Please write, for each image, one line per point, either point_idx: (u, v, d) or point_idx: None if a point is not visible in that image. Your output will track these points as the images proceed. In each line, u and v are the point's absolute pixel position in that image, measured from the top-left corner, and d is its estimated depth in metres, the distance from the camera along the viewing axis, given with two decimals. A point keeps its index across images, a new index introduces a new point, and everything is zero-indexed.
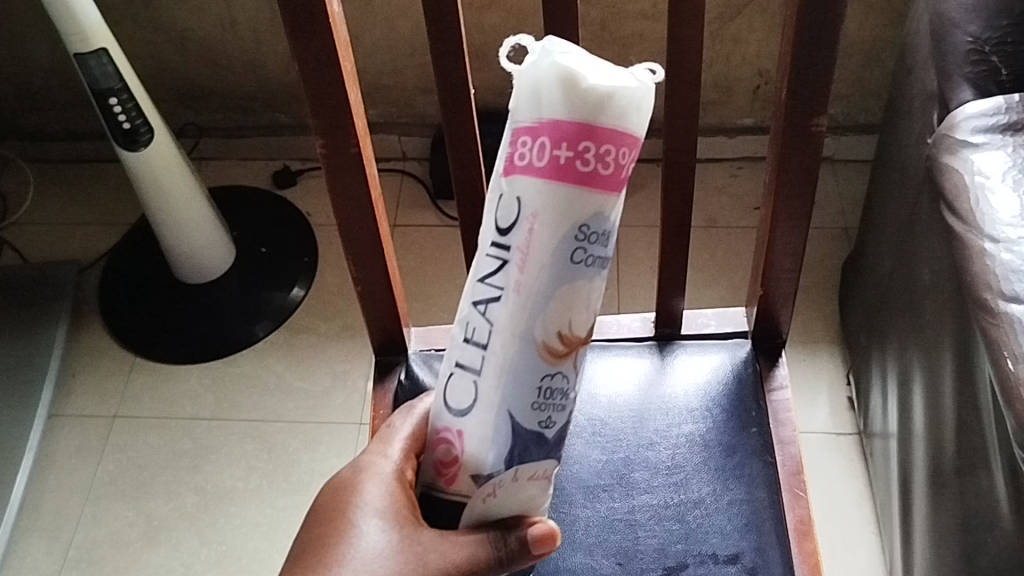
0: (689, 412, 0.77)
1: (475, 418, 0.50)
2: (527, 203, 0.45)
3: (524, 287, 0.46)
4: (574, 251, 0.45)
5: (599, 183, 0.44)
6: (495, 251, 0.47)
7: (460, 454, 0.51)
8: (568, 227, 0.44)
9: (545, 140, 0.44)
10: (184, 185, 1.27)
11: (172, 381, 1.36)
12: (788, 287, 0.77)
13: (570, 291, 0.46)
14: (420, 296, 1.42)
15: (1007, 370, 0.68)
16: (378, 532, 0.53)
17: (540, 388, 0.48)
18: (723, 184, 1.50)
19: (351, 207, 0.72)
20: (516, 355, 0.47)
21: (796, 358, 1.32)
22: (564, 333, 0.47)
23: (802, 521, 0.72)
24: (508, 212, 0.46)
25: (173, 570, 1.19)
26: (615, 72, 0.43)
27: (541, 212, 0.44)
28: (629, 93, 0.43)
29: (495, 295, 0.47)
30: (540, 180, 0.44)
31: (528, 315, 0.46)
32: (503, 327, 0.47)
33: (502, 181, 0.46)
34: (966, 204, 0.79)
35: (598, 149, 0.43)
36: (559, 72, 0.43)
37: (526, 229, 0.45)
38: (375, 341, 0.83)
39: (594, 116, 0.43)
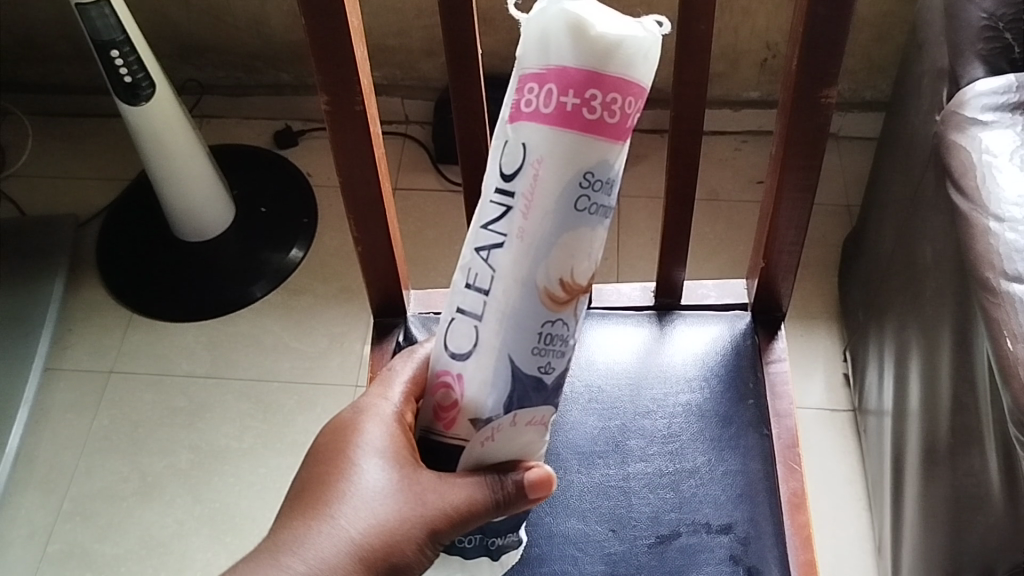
0: (686, 381, 0.77)
1: (475, 361, 0.49)
2: (532, 149, 0.44)
3: (527, 234, 0.45)
4: (578, 198, 0.45)
5: (604, 131, 0.44)
6: (499, 197, 0.46)
7: (459, 398, 0.51)
8: (573, 174, 0.44)
9: (552, 86, 0.43)
10: (184, 138, 1.25)
11: (168, 337, 1.35)
12: (791, 260, 0.77)
13: (574, 238, 0.46)
14: (419, 261, 1.41)
15: (1006, 349, 0.68)
16: (379, 470, 0.53)
17: (541, 334, 0.48)
18: (727, 158, 1.49)
19: (355, 165, 0.71)
20: (518, 300, 0.47)
21: (793, 333, 1.32)
22: (566, 279, 0.46)
23: (795, 494, 0.72)
24: (512, 159, 0.45)
25: (167, 525, 1.20)
26: (624, 21, 0.43)
27: (546, 158, 0.44)
28: (636, 43, 0.43)
29: (498, 241, 0.47)
30: (545, 127, 0.44)
31: (531, 259, 0.46)
32: (506, 271, 0.46)
33: (507, 128, 0.46)
34: (973, 180, 0.78)
35: (605, 96, 0.43)
36: (569, 20, 0.43)
37: (531, 174, 0.45)
38: (374, 302, 0.83)
39: (601, 63, 0.43)
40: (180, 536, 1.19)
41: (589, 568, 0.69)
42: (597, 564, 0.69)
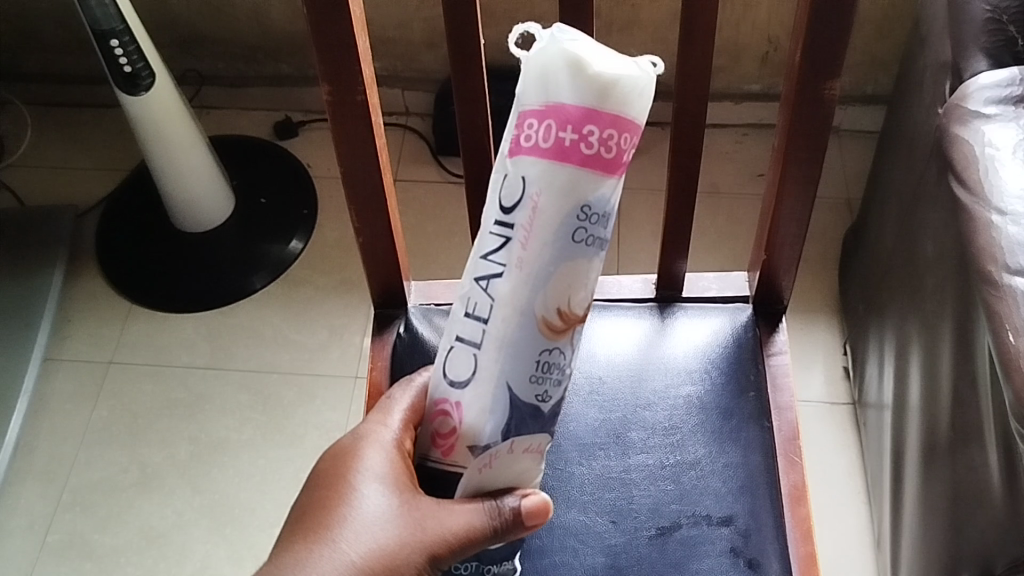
0: (687, 373, 0.77)
1: (473, 390, 0.49)
2: (531, 182, 0.44)
3: (526, 264, 0.45)
4: (575, 230, 0.45)
5: (601, 166, 0.44)
6: (499, 229, 0.46)
7: (457, 425, 0.50)
8: (571, 206, 0.44)
9: (551, 122, 0.44)
10: (184, 129, 1.25)
11: (168, 329, 1.35)
12: (792, 253, 0.77)
13: (573, 269, 0.46)
14: (419, 253, 1.41)
15: (1007, 343, 0.68)
16: (379, 496, 0.53)
17: (539, 362, 0.48)
18: (728, 151, 1.49)
19: (356, 155, 0.71)
20: (516, 329, 0.46)
21: (793, 327, 1.32)
22: (565, 309, 0.46)
23: (796, 487, 0.73)
24: (511, 192, 0.45)
25: (166, 516, 1.20)
26: (620, 60, 0.43)
27: (545, 191, 0.44)
28: (632, 81, 0.43)
29: (497, 272, 0.47)
30: (544, 161, 0.44)
31: (530, 289, 0.46)
32: (505, 301, 0.46)
33: (506, 162, 0.46)
34: (975, 175, 0.78)
35: (601, 132, 0.43)
36: (567, 58, 0.43)
37: (530, 207, 0.45)
38: (374, 294, 0.83)
39: (599, 100, 0.43)
40: (179, 527, 1.19)
41: (589, 560, 0.69)
42: (597, 556, 0.69)
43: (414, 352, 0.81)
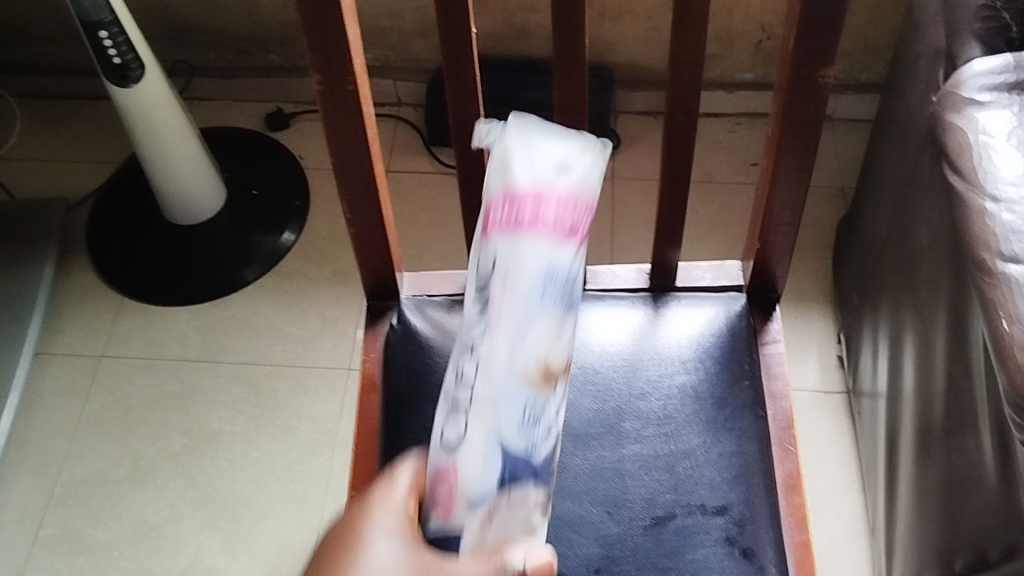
0: (681, 363, 0.77)
1: (464, 451, 0.51)
2: (502, 253, 0.52)
3: (503, 320, 0.51)
4: (544, 285, 0.51)
5: (559, 230, 0.51)
6: (478, 302, 0.54)
7: (454, 484, 0.51)
8: (538, 263, 0.51)
9: (512, 196, 0.52)
10: (175, 121, 1.24)
11: (160, 321, 1.34)
12: (786, 241, 0.76)
13: (546, 320, 0.51)
14: (412, 244, 1.41)
15: (1001, 330, 0.68)
16: (384, 555, 0.51)
17: (525, 412, 0.51)
18: (722, 140, 1.48)
19: (347, 145, 0.70)
20: (501, 383, 0.51)
21: (787, 316, 1.31)
22: (543, 359, 0.51)
23: (790, 476, 0.73)
24: (486, 269, 0.53)
25: (159, 509, 1.19)
26: (568, 143, 0.53)
27: (513, 255, 0.51)
28: (580, 159, 0.53)
29: (480, 339, 0.52)
30: (509, 230, 0.52)
31: (508, 343, 0.51)
32: (489, 358, 0.51)
33: (480, 248, 0.54)
34: (968, 161, 0.78)
35: (556, 199, 0.51)
36: (523, 146, 0.53)
37: (502, 271, 0.51)
38: (367, 285, 0.82)
39: (554, 175, 0.52)
40: (173, 520, 1.18)
41: (584, 551, 0.69)
42: (592, 546, 0.69)
43: (407, 344, 0.80)
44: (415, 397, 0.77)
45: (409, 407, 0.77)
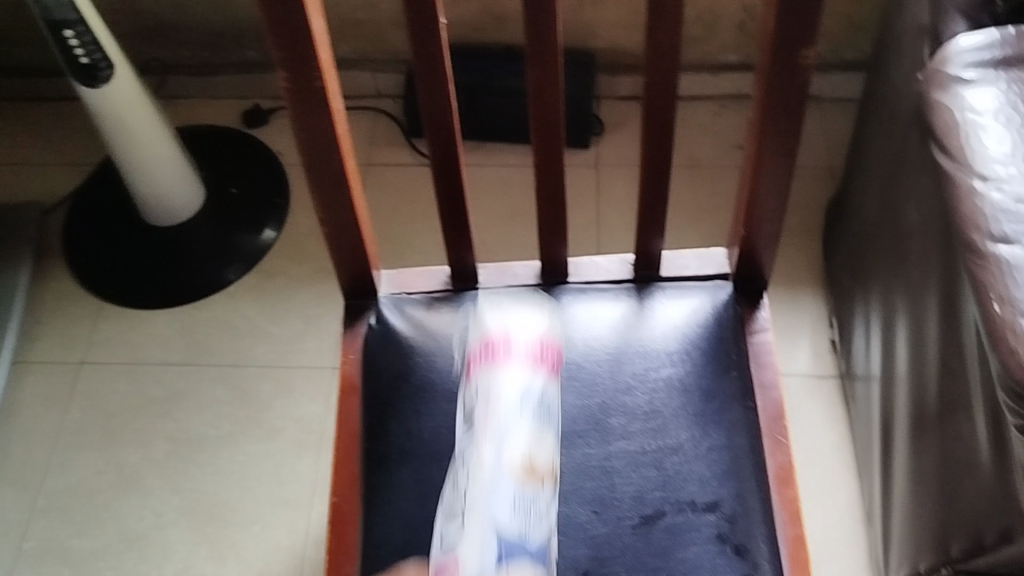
0: (667, 355, 0.75)
1: (465, 541, 0.57)
2: (482, 384, 0.63)
3: (488, 433, 0.61)
4: (522, 403, 0.62)
5: (530, 357, 0.64)
6: (466, 432, 0.63)
7: (456, 565, 0.57)
8: (516, 389, 0.63)
9: (490, 337, 0.65)
10: (149, 121, 1.22)
11: (140, 325, 1.32)
12: (772, 228, 0.74)
13: (523, 430, 0.61)
14: (394, 238, 1.38)
15: (992, 312, 0.66)
16: None
17: (516, 505, 0.58)
18: (707, 123, 1.46)
19: (315, 142, 0.68)
20: (490, 480, 0.59)
21: (777, 300, 1.30)
22: (526, 461, 0.60)
23: (783, 468, 0.71)
24: (469, 407, 0.64)
25: (145, 517, 1.17)
26: (533, 305, 0.69)
27: (491, 385, 0.63)
28: (542, 314, 0.68)
29: (469, 456, 0.61)
30: (491, 364, 0.64)
31: (493, 449, 0.60)
32: (480, 464, 0.60)
33: (464, 390, 0.66)
34: (956, 140, 0.76)
35: (529, 336, 0.65)
36: (494, 309, 0.68)
37: (483, 400, 0.62)
38: (343, 284, 0.80)
39: (523, 320, 0.66)
40: (159, 528, 1.17)
41: (571, 553, 0.67)
42: (580, 548, 0.67)
43: (386, 344, 0.78)
44: (395, 399, 0.75)
45: (389, 409, 0.75)
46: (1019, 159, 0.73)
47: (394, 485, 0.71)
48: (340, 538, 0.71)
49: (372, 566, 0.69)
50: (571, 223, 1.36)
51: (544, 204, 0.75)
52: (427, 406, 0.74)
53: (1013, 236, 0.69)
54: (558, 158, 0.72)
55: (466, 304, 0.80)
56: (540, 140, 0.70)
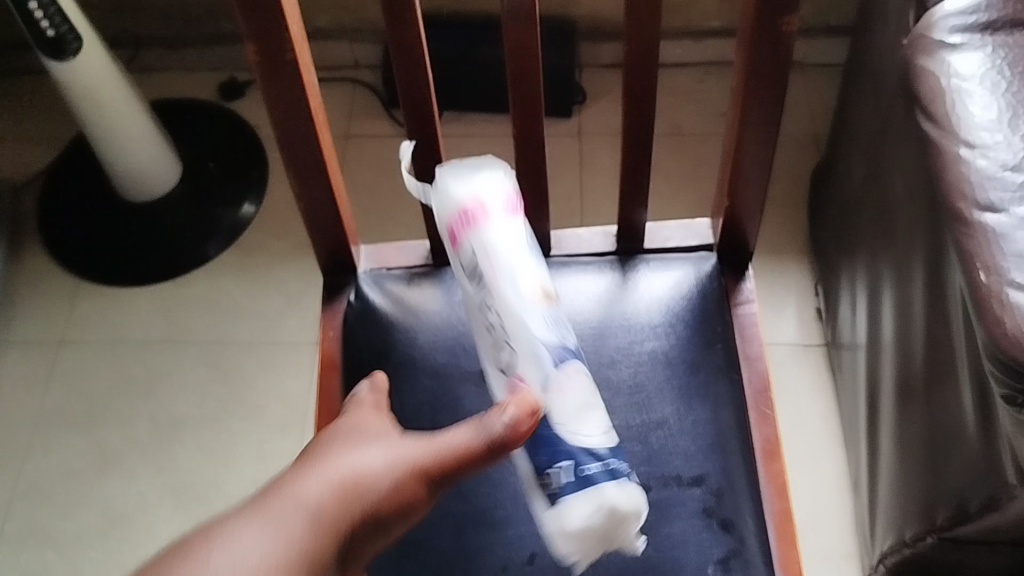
0: (651, 328, 0.74)
1: (529, 379, 0.57)
2: (478, 241, 0.59)
3: (507, 278, 0.59)
4: (519, 239, 0.60)
5: (505, 202, 0.61)
6: (477, 289, 0.60)
7: (532, 400, 0.56)
8: (508, 229, 0.60)
9: (467, 198, 0.60)
10: (121, 96, 1.19)
11: (119, 303, 1.30)
12: (757, 198, 0.73)
13: (531, 260, 0.60)
14: (375, 211, 1.37)
15: (979, 282, 0.65)
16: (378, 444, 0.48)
17: (553, 329, 0.59)
18: (691, 90, 1.44)
19: (289, 116, 0.66)
20: (530, 319, 0.58)
21: (762, 268, 1.29)
22: (541, 288, 0.60)
23: (769, 441, 0.71)
24: (469, 265, 0.60)
25: (128, 498, 1.16)
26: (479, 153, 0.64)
27: (485, 234, 0.59)
28: (490, 159, 0.63)
29: (495, 311, 0.59)
30: (478, 222, 0.60)
31: (511, 289, 0.58)
32: (510, 309, 0.58)
33: (453, 255, 0.61)
34: (942, 106, 0.74)
35: (495, 181, 0.61)
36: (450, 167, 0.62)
37: (486, 252, 0.59)
38: (322, 261, 0.79)
39: (479, 170, 0.62)
40: (142, 508, 1.16)
41: None
42: None
43: (366, 321, 0.77)
44: None
45: None
46: (1005, 125, 0.71)
47: None
48: None
49: None
50: (554, 194, 1.35)
51: (524, 177, 0.74)
52: (409, 384, 0.73)
53: (999, 204, 0.68)
54: (537, 129, 0.70)
55: (447, 279, 0.79)
56: (518, 110, 0.69)
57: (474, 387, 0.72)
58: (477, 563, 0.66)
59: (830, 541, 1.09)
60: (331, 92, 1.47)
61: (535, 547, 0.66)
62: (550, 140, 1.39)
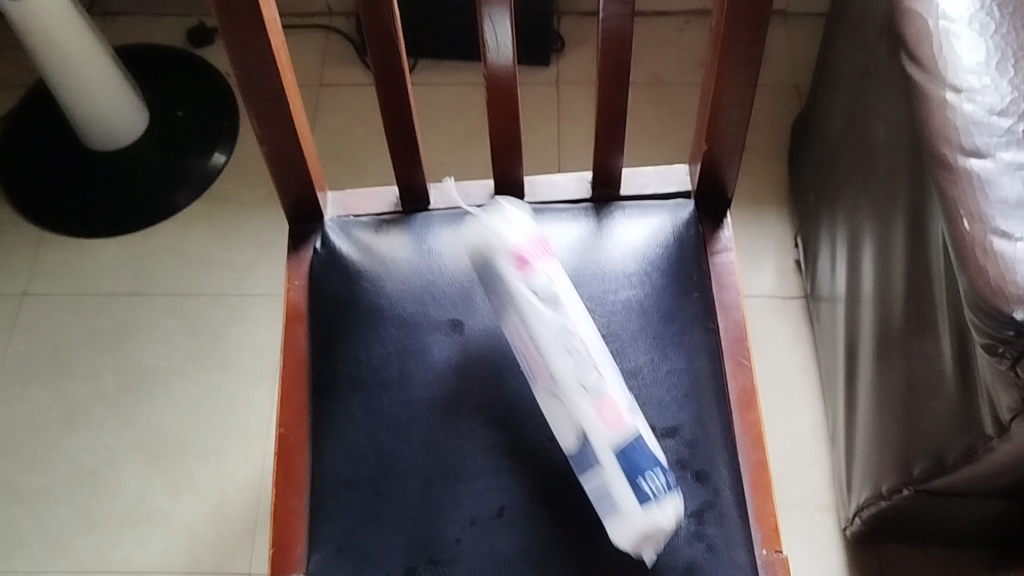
0: (626, 277, 0.72)
1: (611, 398, 0.62)
2: (548, 270, 0.66)
3: (576, 308, 0.65)
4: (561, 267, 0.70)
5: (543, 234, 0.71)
6: (553, 320, 0.64)
7: (619, 412, 0.61)
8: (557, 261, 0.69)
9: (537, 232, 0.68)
10: (81, 40, 1.15)
11: (85, 255, 1.27)
12: (736, 142, 0.71)
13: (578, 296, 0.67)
14: (348, 161, 1.33)
15: (962, 230, 0.63)
16: None
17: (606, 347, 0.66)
18: (672, 39, 1.41)
19: (249, 56, 0.63)
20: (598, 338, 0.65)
21: (741, 220, 1.27)
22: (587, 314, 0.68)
23: (745, 391, 0.69)
24: (543, 295, 0.64)
25: (96, 452, 1.14)
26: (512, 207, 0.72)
27: (553, 261, 0.67)
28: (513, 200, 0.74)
29: (574, 337, 0.63)
30: (543, 243, 0.68)
31: (579, 312, 0.65)
32: (584, 332, 0.64)
33: (528, 285, 0.65)
34: (928, 49, 0.72)
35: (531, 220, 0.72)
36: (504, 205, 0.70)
37: (558, 281, 0.65)
38: (287, 207, 0.76)
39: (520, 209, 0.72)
40: (111, 462, 1.14)
41: (527, 481, 0.65)
42: (536, 476, 0.65)
43: (333, 269, 0.74)
44: (344, 326, 0.72)
45: (337, 336, 0.71)
46: (993, 68, 0.69)
47: (342, 413, 0.68)
48: (288, 469, 0.68)
49: (321, 498, 0.66)
50: (531, 144, 1.32)
51: (496, 120, 0.71)
52: (376, 333, 0.71)
53: (985, 148, 0.65)
54: (508, 69, 0.67)
55: (417, 226, 0.76)
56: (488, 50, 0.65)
57: (443, 336, 0.71)
58: (445, 516, 0.64)
59: (806, 493, 1.09)
60: (303, 39, 1.43)
61: (504, 499, 0.65)
62: (528, 89, 1.36)
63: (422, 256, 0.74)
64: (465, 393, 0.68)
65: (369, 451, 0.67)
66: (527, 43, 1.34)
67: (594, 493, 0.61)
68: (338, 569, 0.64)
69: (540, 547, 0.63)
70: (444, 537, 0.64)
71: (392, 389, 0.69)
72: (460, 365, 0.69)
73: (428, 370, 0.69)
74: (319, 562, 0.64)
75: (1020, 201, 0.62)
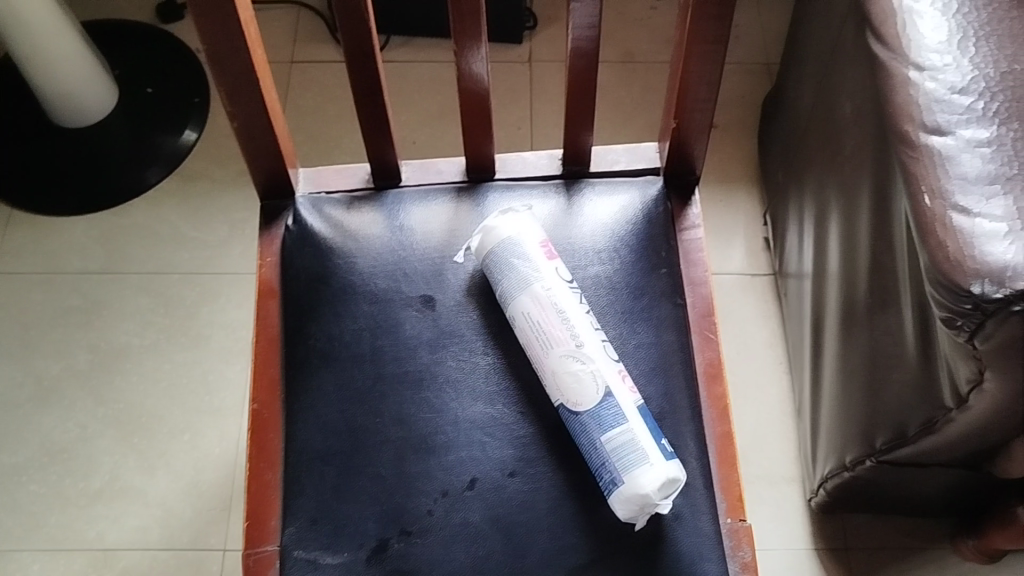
0: (595, 253, 0.73)
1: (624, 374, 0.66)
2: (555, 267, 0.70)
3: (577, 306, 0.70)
4: None
5: None
6: (577, 297, 0.67)
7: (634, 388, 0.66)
8: None
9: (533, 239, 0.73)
10: (50, 20, 1.13)
11: (55, 233, 1.26)
12: (703, 119, 0.72)
13: None
14: (319, 139, 1.33)
15: (924, 207, 0.64)
16: None
17: None
18: (643, 18, 1.42)
19: (220, 30, 0.63)
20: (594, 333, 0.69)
21: (711, 198, 1.28)
22: None
23: (711, 364, 0.71)
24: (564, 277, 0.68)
25: (69, 431, 1.14)
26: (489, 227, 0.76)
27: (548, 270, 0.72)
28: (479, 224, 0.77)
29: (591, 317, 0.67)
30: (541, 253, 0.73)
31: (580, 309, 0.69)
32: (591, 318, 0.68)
33: (553, 265, 0.68)
34: (893, 28, 0.73)
35: None
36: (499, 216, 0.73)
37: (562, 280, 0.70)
38: (259, 185, 0.76)
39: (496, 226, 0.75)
40: (83, 440, 1.14)
41: (497, 454, 0.66)
42: (506, 449, 0.66)
43: (304, 246, 0.75)
44: (315, 302, 0.72)
45: (309, 311, 0.72)
46: (955, 47, 0.70)
47: (314, 388, 0.69)
48: (261, 444, 0.69)
49: (294, 473, 0.67)
50: (504, 122, 1.32)
51: (467, 97, 0.71)
52: (348, 310, 0.71)
53: (946, 126, 0.66)
54: (477, 47, 0.67)
55: (389, 204, 0.77)
56: (457, 28, 0.65)
57: (414, 312, 0.71)
58: (416, 489, 0.65)
59: (773, 466, 1.11)
60: (274, 17, 1.43)
61: (475, 472, 0.66)
62: (500, 67, 1.36)
63: (394, 233, 0.75)
64: (437, 367, 0.69)
65: (342, 426, 0.68)
66: (499, 21, 1.34)
67: (615, 448, 0.62)
68: (313, 541, 0.65)
69: (510, 518, 0.64)
70: (416, 509, 0.65)
71: (364, 364, 0.69)
72: (431, 340, 0.70)
73: (400, 346, 0.70)
74: (294, 535, 0.65)
75: (979, 177, 0.63)
